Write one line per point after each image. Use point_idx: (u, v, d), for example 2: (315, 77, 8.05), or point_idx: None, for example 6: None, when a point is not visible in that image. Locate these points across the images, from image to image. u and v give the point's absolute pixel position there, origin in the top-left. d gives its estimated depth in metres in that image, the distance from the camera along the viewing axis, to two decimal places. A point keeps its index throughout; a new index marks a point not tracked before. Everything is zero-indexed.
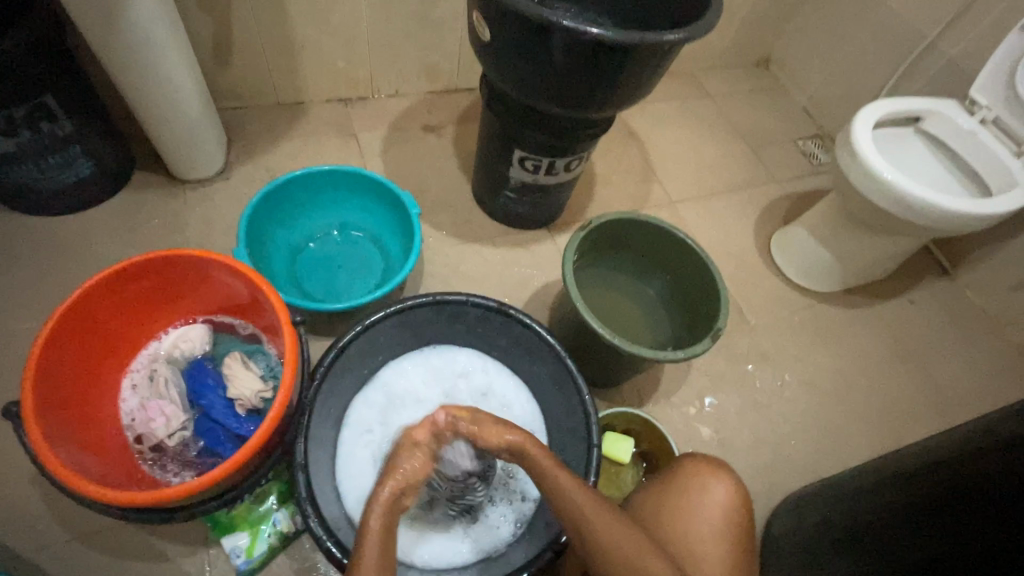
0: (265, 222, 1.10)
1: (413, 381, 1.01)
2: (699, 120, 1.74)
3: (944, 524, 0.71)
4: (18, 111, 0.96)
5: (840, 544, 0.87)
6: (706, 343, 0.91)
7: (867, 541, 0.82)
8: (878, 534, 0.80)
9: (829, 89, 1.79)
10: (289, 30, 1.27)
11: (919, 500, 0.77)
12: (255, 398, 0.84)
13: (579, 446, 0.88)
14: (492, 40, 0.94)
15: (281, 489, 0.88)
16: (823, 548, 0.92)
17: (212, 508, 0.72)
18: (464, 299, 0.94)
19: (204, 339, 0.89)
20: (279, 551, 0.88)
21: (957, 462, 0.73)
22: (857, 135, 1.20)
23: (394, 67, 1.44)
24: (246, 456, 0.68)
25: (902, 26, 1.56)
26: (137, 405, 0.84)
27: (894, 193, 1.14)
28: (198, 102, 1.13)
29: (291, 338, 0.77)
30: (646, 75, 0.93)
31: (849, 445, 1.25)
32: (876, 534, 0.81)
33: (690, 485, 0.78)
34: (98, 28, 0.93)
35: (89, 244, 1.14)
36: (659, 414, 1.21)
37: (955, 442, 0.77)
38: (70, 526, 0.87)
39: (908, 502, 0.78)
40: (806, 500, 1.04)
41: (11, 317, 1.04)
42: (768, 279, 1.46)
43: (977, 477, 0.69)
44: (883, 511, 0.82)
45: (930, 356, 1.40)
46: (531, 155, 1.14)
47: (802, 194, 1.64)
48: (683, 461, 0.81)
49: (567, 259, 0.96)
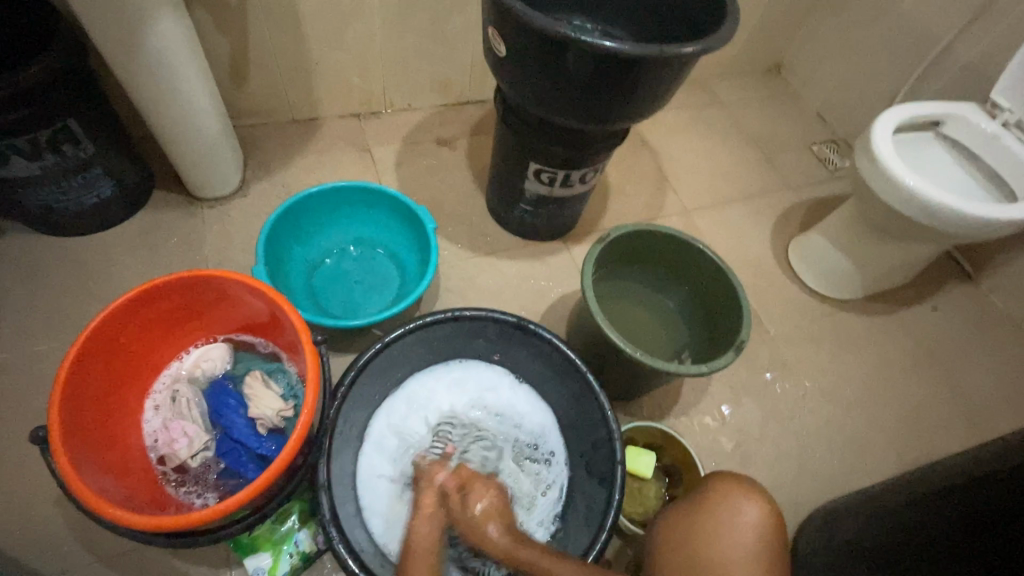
0: (283, 238, 1.10)
1: (437, 393, 1.00)
2: (712, 128, 1.73)
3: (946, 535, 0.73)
4: (42, 135, 0.98)
5: (845, 551, 0.89)
6: (730, 357, 0.90)
7: (868, 548, 0.84)
8: (881, 541, 0.83)
9: (842, 93, 1.77)
10: (305, 48, 1.29)
11: (939, 521, 0.75)
12: (276, 417, 0.84)
13: (603, 466, 0.88)
14: (507, 56, 0.94)
15: (304, 508, 0.87)
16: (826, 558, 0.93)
17: (237, 530, 0.72)
18: (484, 314, 0.94)
19: (224, 358, 0.90)
20: (302, 570, 0.88)
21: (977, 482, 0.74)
22: (876, 142, 1.19)
23: (407, 81, 1.45)
24: (271, 479, 0.68)
25: (918, 28, 1.54)
26: (160, 425, 0.84)
27: (919, 200, 1.12)
28: (217, 122, 1.15)
29: (313, 358, 0.76)
30: (662, 87, 0.92)
31: (875, 456, 1.23)
32: (879, 542, 0.83)
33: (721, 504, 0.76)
34: (121, 56, 0.95)
35: (110, 263, 1.15)
36: (679, 427, 1.19)
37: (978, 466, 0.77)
38: (95, 547, 0.87)
39: (928, 518, 0.78)
40: (834, 516, 1.00)
41: (35, 338, 1.05)
42: (787, 286, 1.44)
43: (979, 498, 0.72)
44: (899, 521, 0.82)
45: (955, 364, 1.37)
46: (546, 168, 1.13)
47: (818, 199, 1.62)
48: (715, 480, 0.79)
49: (587, 271, 0.95)
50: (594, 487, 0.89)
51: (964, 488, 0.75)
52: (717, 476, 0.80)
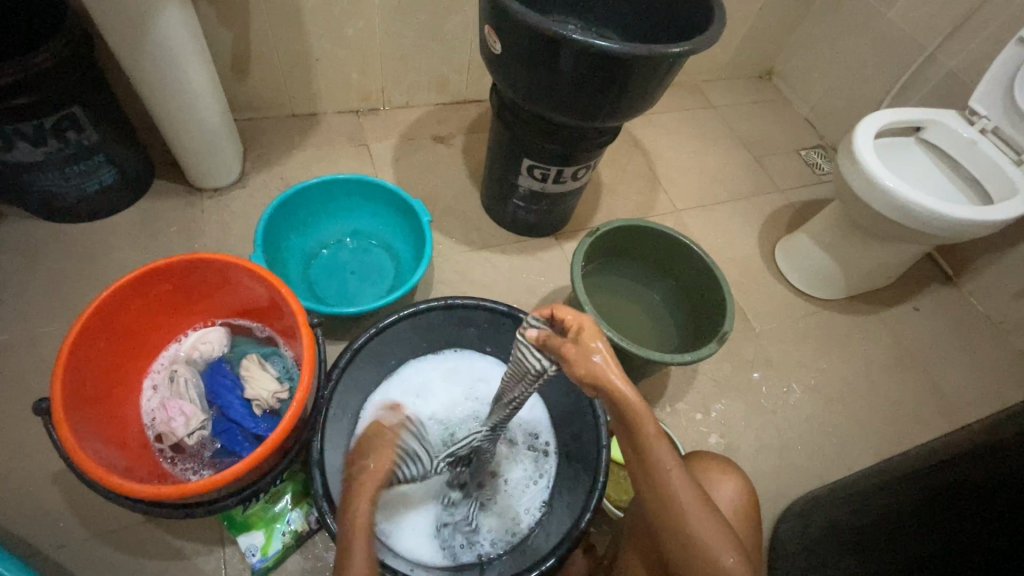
0: (281, 228, 1.13)
1: (431, 380, 1.03)
2: (703, 131, 1.77)
3: (914, 517, 0.76)
4: (47, 121, 1.00)
5: (825, 538, 0.92)
6: (713, 347, 0.93)
7: (847, 536, 0.87)
8: (858, 527, 0.86)
9: (831, 99, 1.81)
10: (306, 44, 1.31)
11: (907, 505, 0.78)
12: (272, 398, 0.86)
13: (588, 451, 0.91)
14: (502, 53, 0.97)
15: (297, 488, 0.89)
16: (807, 548, 0.96)
17: (231, 504, 0.74)
18: (476, 303, 0.97)
19: (222, 341, 0.92)
20: (292, 550, 0.90)
21: (941, 465, 0.77)
22: (858, 145, 1.23)
23: (405, 79, 1.48)
24: (265, 453, 0.70)
25: (902, 38, 1.59)
26: (157, 405, 0.86)
27: (898, 201, 1.16)
28: (219, 113, 1.17)
29: (309, 339, 0.79)
30: (651, 86, 0.95)
31: (855, 450, 1.26)
32: (856, 528, 0.86)
33: (699, 479, 0.78)
34: (126, 45, 0.98)
35: (109, 249, 1.17)
36: (665, 419, 1.22)
37: (943, 450, 0.80)
38: (90, 523, 0.89)
39: (898, 502, 0.81)
40: (813, 504, 1.03)
41: (34, 321, 1.07)
42: (772, 285, 1.48)
43: (941, 480, 0.75)
44: (873, 507, 0.85)
45: (935, 362, 1.41)
46: (539, 164, 1.16)
47: (806, 202, 1.66)
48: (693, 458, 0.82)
49: (576, 262, 0.98)
50: (580, 471, 0.91)
51: (931, 474, 0.78)
52: (695, 455, 0.83)
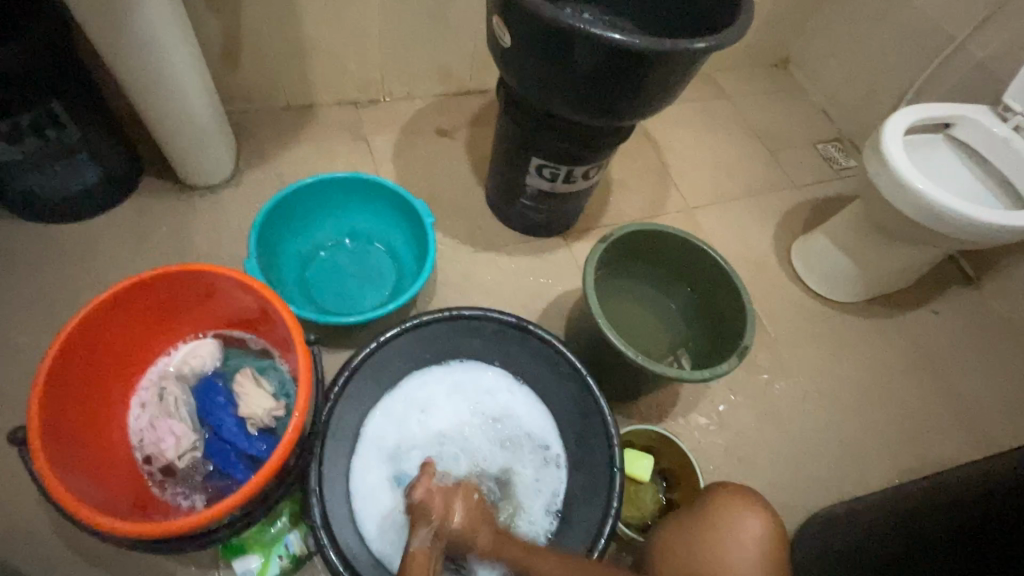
0: (276, 231, 1.07)
1: (436, 393, 0.97)
2: (716, 123, 1.70)
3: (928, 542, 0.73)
4: (25, 118, 0.94)
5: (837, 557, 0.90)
6: (733, 362, 0.88)
7: (858, 555, 0.84)
8: (870, 548, 0.83)
9: (850, 90, 1.74)
10: (301, 32, 1.24)
11: (926, 531, 0.75)
12: (267, 417, 0.81)
13: (598, 475, 0.87)
14: (512, 46, 0.90)
15: (294, 510, 0.85)
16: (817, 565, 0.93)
17: (225, 535, 0.70)
18: (482, 312, 0.93)
19: (214, 355, 0.87)
20: (291, 572, 0.86)
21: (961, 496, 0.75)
22: (887, 143, 1.16)
23: (406, 69, 1.41)
24: (258, 485, 0.66)
25: (929, 27, 1.51)
26: (145, 424, 0.81)
27: (927, 204, 1.10)
28: (209, 107, 1.11)
29: (305, 359, 0.74)
30: (671, 82, 0.89)
31: (873, 461, 1.22)
32: (868, 549, 0.83)
33: (723, 515, 0.75)
34: (108, 36, 0.91)
35: (96, 252, 1.11)
36: (677, 429, 1.17)
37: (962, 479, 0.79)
38: (78, 545, 0.85)
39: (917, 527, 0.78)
40: (832, 522, 1.00)
41: (18, 329, 1.02)
42: (788, 287, 1.42)
43: (961, 508, 0.73)
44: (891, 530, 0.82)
45: (954, 369, 1.36)
46: (549, 163, 1.10)
47: (822, 199, 1.59)
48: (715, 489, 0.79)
49: (589, 269, 0.93)
50: (588, 493, 0.87)
51: (963, 505, 0.74)
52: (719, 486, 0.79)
